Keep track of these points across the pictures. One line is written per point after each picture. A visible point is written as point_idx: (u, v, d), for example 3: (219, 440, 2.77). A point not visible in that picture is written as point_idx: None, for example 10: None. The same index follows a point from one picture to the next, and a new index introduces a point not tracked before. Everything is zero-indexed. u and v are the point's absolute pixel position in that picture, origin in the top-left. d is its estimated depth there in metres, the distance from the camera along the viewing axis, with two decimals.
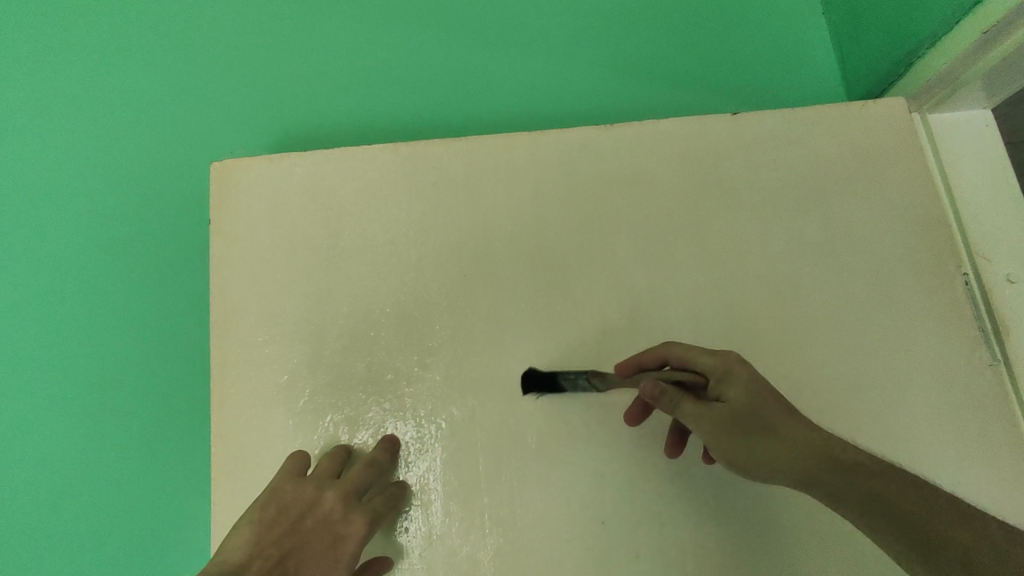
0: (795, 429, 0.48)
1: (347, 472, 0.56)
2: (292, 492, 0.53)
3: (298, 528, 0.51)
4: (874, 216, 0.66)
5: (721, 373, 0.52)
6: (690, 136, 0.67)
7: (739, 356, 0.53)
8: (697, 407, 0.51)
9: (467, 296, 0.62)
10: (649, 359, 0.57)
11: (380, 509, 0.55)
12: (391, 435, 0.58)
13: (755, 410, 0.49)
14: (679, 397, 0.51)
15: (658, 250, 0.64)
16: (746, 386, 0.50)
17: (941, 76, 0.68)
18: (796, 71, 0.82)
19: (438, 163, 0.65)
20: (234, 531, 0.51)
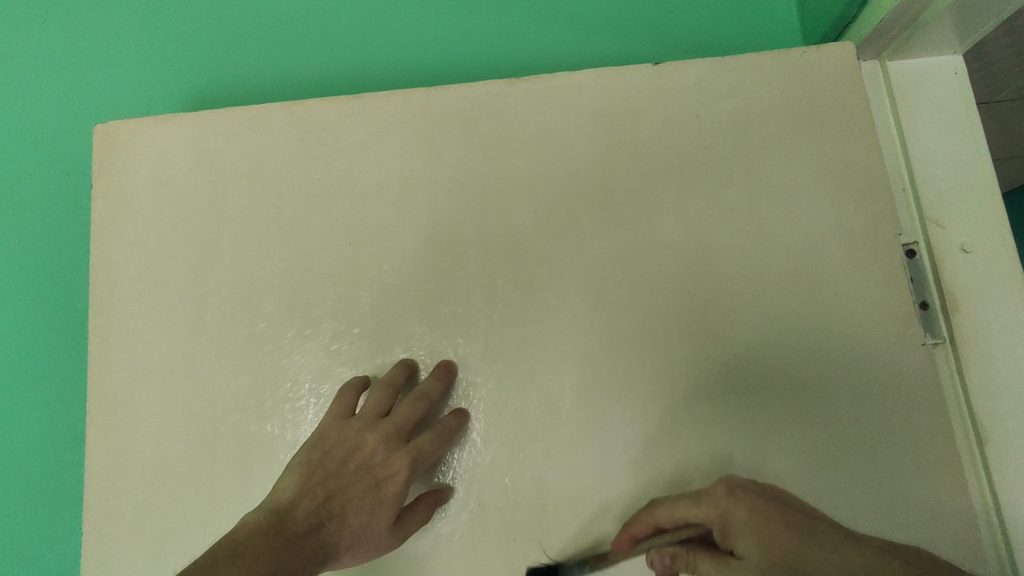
0: (832, 561, 0.43)
1: (395, 409, 0.54)
2: (337, 434, 0.52)
3: (342, 470, 0.50)
4: (806, 177, 0.60)
5: (719, 522, 0.48)
6: (603, 89, 0.60)
7: (727, 488, 0.50)
8: (715, 572, 0.46)
9: (351, 265, 0.58)
10: (640, 528, 0.53)
11: (427, 446, 0.53)
12: (446, 361, 0.57)
13: (775, 558, 0.44)
14: (694, 560, 0.48)
15: (562, 216, 0.59)
16: (754, 533, 0.46)
17: (893, 17, 0.60)
18: (751, 11, 0.72)
19: (325, 123, 0.61)
20: (285, 473, 0.51)
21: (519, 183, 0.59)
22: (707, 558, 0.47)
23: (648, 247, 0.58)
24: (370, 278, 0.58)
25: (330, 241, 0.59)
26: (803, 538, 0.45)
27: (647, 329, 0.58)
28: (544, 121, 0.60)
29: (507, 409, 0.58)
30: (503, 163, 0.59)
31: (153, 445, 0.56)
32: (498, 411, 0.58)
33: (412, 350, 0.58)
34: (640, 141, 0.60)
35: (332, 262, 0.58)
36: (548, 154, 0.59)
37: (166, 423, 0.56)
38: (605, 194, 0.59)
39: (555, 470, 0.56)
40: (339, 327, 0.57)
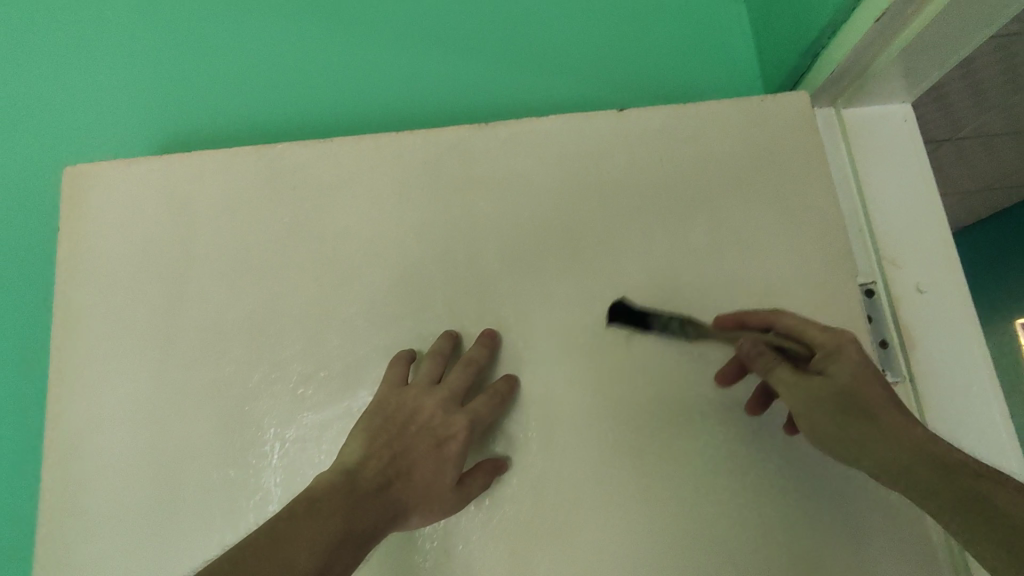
0: (895, 424, 0.47)
1: (447, 377, 0.55)
2: (396, 399, 0.53)
3: (405, 432, 0.51)
4: (766, 220, 0.62)
5: (827, 350, 0.51)
6: (568, 134, 0.62)
7: (852, 338, 0.51)
8: (792, 375, 0.50)
9: (319, 308, 0.58)
10: (755, 320, 0.57)
11: (482, 409, 0.54)
12: (487, 331, 0.58)
13: (856, 392, 0.48)
14: (776, 365, 0.52)
15: (529, 257, 0.60)
16: (850, 366, 0.49)
17: (844, 69, 0.63)
18: (712, 60, 0.75)
19: (296, 166, 0.61)
20: (348, 438, 0.52)
21: (488, 225, 0.60)
22: (788, 366, 0.51)
23: (615, 287, 0.59)
24: (337, 320, 0.58)
25: (297, 284, 0.59)
26: (890, 403, 0.48)
27: (614, 369, 0.58)
28: (512, 165, 0.61)
29: (475, 452, 0.57)
30: (472, 206, 0.60)
31: (111, 492, 0.55)
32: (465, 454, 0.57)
33: None
34: (606, 185, 0.61)
35: (299, 305, 0.58)
36: (517, 197, 0.61)
37: (126, 469, 0.55)
38: (573, 235, 0.60)
39: (523, 514, 0.56)
40: (305, 370, 0.57)
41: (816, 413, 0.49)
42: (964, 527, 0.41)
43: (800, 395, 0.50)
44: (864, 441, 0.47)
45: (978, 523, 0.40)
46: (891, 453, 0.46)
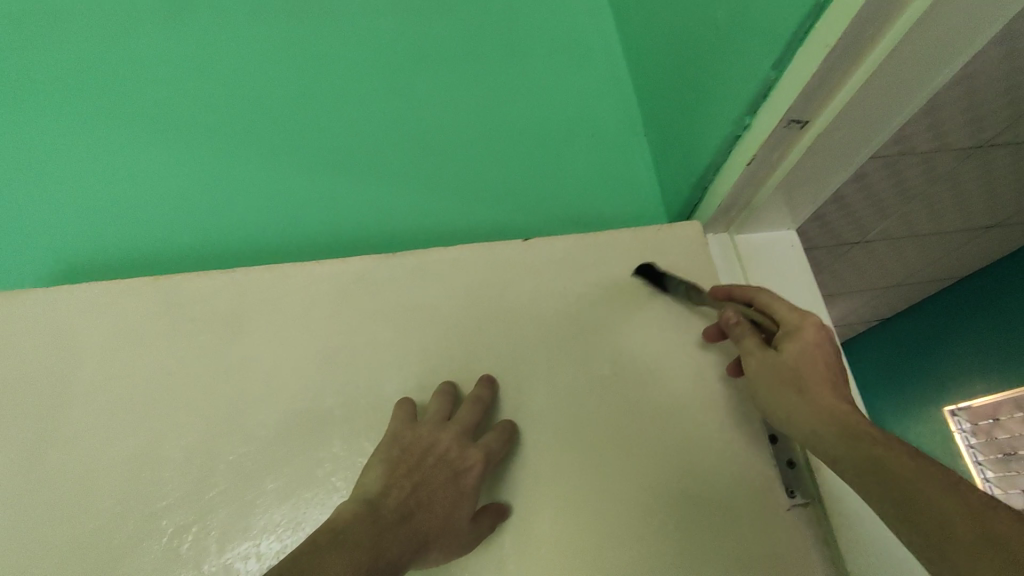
0: (824, 395, 0.48)
1: (456, 413, 0.55)
2: (411, 432, 0.53)
3: (423, 464, 0.51)
4: (668, 344, 0.63)
5: (788, 327, 0.53)
6: (475, 263, 0.64)
7: (820, 323, 0.53)
8: (749, 343, 0.55)
9: (208, 448, 0.54)
10: (740, 293, 0.59)
11: (494, 444, 0.54)
12: (488, 375, 0.59)
13: (801, 368, 0.50)
14: (744, 334, 0.55)
15: (434, 386, 0.59)
16: (805, 346, 0.51)
17: (728, 202, 0.69)
18: (618, 190, 0.81)
19: (196, 296, 0.60)
20: (365, 469, 0.51)
21: (394, 354, 0.59)
22: (752, 336, 0.55)
23: (523, 415, 0.58)
24: (224, 462, 0.54)
25: (183, 423, 0.55)
26: (827, 381, 0.49)
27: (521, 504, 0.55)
28: (421, 293, 0.62)
29: None
30: (378, 334, 0.60)
31: None
32: None
33: (263, 542, 0.52)
34: (514, 310, 0.62)
35: (183, 446, 0.54)
36: (425, 325, 0.61)
37: None
38: (481, 361, 0.60)
39: None
40: (182, 521, 0.52)
41: (759, 381, 0.53)
42: (862, 487, 0.42)
43: (754, 361, 0.54)
44: (790, 403, 0.49)
45: (871, 479, 0.41)
46: (807, 413, 0.48)
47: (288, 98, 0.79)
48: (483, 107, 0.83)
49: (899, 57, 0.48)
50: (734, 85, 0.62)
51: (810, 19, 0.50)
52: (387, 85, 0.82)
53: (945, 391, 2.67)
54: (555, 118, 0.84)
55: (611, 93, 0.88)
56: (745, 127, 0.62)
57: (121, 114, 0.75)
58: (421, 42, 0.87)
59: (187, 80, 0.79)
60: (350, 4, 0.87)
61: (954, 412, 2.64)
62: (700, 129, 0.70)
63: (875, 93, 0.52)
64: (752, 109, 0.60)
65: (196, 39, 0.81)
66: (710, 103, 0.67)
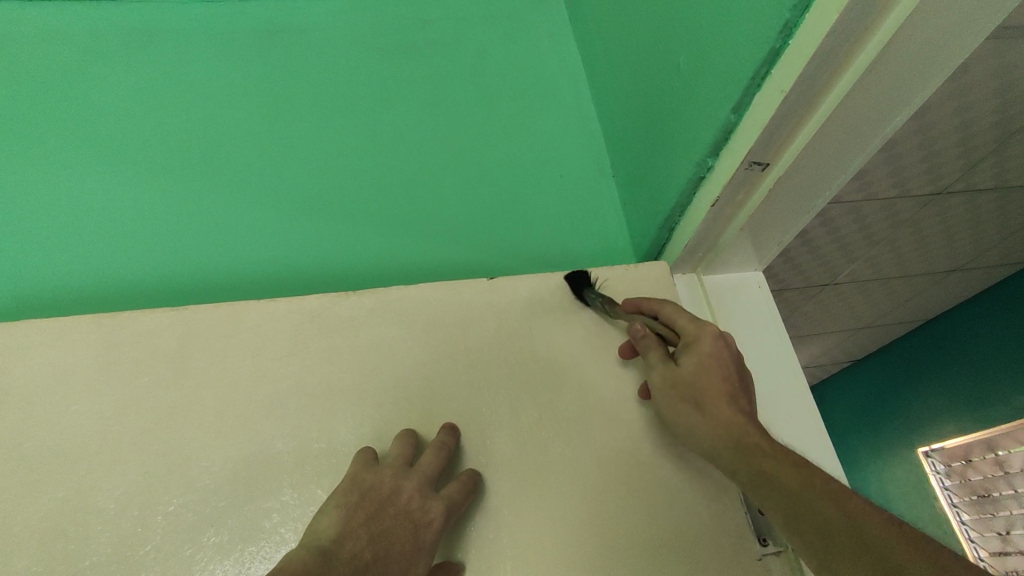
0: (719, 410, 0.50)
1: (419, 460, 0.53)
2: (372, 477, 0.50)
3: (382, 514, 0.48)
4: (635, 384, 0.62)
5: (686, 342, 0.55)
6: (437, 303, 0.63)
7: (716, 331, 0.54)
8: (654, 360, 0.57)
9: (145, 498, 0.51)
10: (647, 305, 0.61)
11: (456, 496, 0.51)
12: (451, 422, 0.56)
13: (698, 381, 0.52)
14: (648, 349, 0.57)
15: (392, 429, 0.56)
16: (695, 359, 0.53)
17: (694, 243, 0.69)
18: (586, 230, 0.81)
19: (142, 335, 0.57)
20: (319, 515, 0.47)
21: (351, 396, 0.57)
22: (657, 352, 0.57)
23: (485, 459, 0.56)
24: (160, 515, 0.50)
25: (118, 472, 0.51)
26: (725, 394, 0.51)
27: (481, 558, 0.52)
28: (381, 333, 0.60)
29: None
30: (335, 375, 0.57)
31: None
32: None
33: None
34: (477, 351, 0.61)
35: (116, 498, 0.50)
36: (384, 366, 0.59)
37: None
38: (441, 403, 0.58)
39: None
40: None
41: (661, 394, 0.55)
42: (759, 495, 0.46)
43: (657, 378, 0.56)
44: (688, 417, 0.52)
45: (765, 489, 0.46)
46: (705, 429, 0.51)
47: (256, 141, 0.80)
48: (452, 151, 0.84)
49: (852, 103, 0.49)
50: (696, 128, 0.63)
51: (765, 66, 0.51)
52: (355, 131, 0.83)
53: (918, 432, 2.69)
54: (524, 159, 0.85)
55: (579, 137, 0.89)
56: (707, 168, 0.62)
57: (84, 157, 0.75)
58: (392, 89, 0.88)
59: (156, 124, 0.79)
60: (323, 55, 0.90)
61: (927, 453, 2.65)
62: (665, 171, 0.71)
63: (831, 137, 0.53)
64: (714, 151, 0.60)
65: (166, 87, 0.82)
66: (673, 146, 0.68)
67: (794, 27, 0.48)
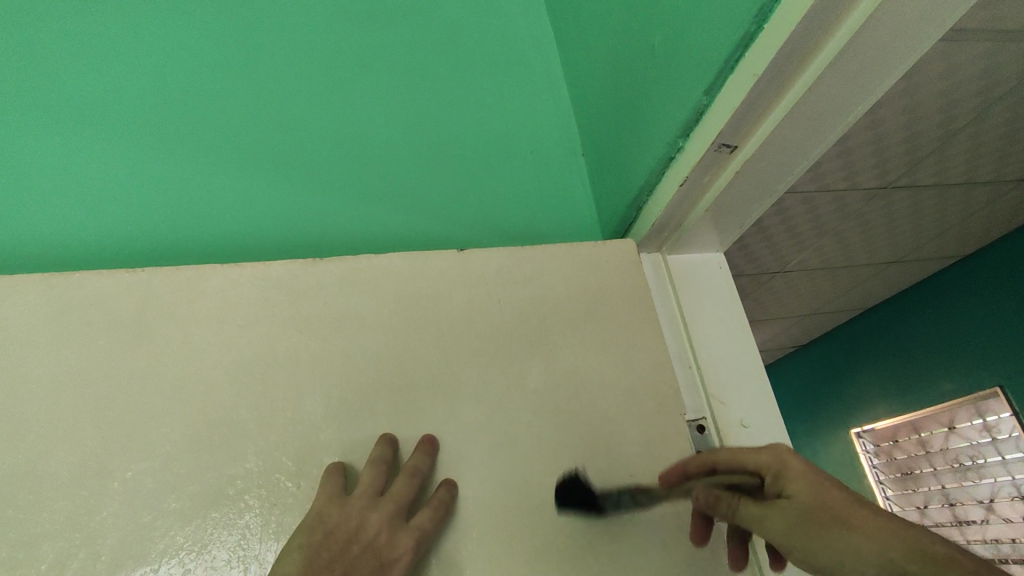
0: (867, 519, 0.45)
1: (390, 486, 0.52)
2: (338, 510, 0.48)
3: (348, 552, 0.46)
4: (599, 356, 0.64)
5: (772, 467, 0.51)
6: (408, 274, 0.62)
7: (790, 449, 0.52)
8: (757, 510, 0.49)
9: (100, 465, 0.49)
10: (696, 466, 0.54)
11: (427, 525, 0.50)
12: (430, 436, 0.55)
13: (820, 503, 0.47)
14: (736, 503, 0.51)
15: (359, 398, 0.56)
16: (805, 479, 0.49)
17: (661, 222, 0.71)
18: (555, 207, 0.81)
19: (96, 298, 0.54)
20: (281, 557, 0.46)
21: (317, 364, 0.56)
22: (748, 501, 0.51)
23: (452, 429, 0.57)
24: (118, 481, 0.49)
25: (71, 438, 0.49)
26: (851, 501, 0.47)
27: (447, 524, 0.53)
28: (349, 302, 0.59)
29: None
30: (301, 344, 0.57)
31: None
32: None
33: (163, 567, 0.47)
34: (446, 322, 0.61)
35: (68, 465, 0.48)
36: (352, 334, 0.58)
37: None
38: (409, 374, 0.58)
39: None
40: (64, 548, 0.46)
41: (786, 542, 0.47)
42: None
43: (774, 525, 0.48)
44: (839, 546, 0.45)
45: None
46: (867, 552, 0.44)
47: (217, 102, 0.76)
48: (424, 123, 0.83)
49: (820, 91, 0.52)
50: (668, 110, 0.64)
51: (739, 49, 0.52)
52: (324, 96, 0.81)
53: (853, 414, 2.86)
54: (495, 134, 0.85)
55: (550, 113, 0.90)
56: (678, 149, 0.64)
57: (25, 104, 0.70)
58: (360, 56, 0.86)
59: (106, 75, 0.74)
60: (289, 14, 0.86)
61: (860, 433, 2.83)
62: (635, 150, 0.72)
63: (799, 122, 0.55)
64: (685, 132, 0.62)
65: (120, 36, 0.77)
66: (645, 126, 0.69)
67: (768, 12, 0.49)
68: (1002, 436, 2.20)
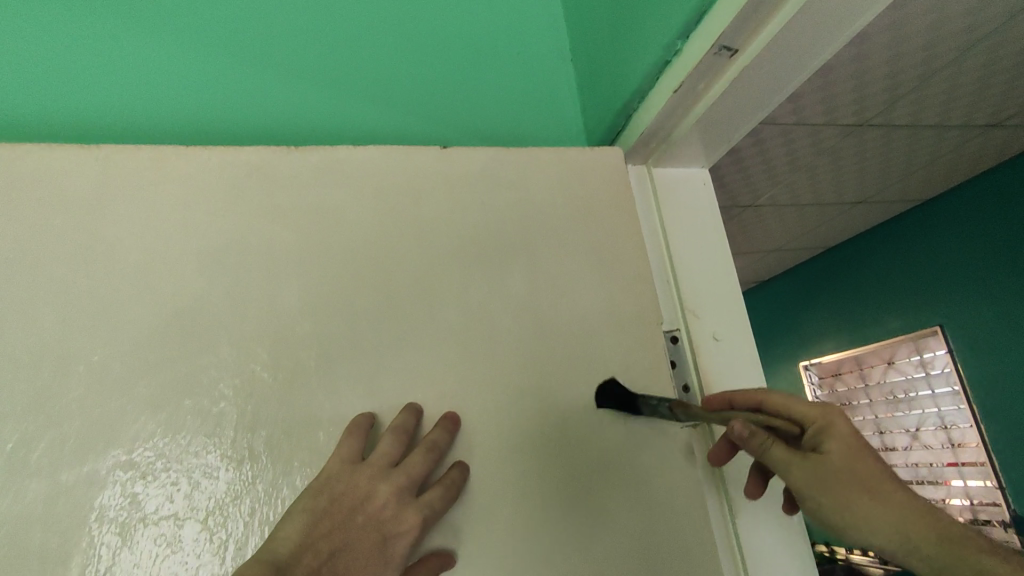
0: (890, 490, 0.45)
1: (406, 459, 0.51)
2: (347, 479, 0.47)
3: (351, 522, 0.46)
4: (582, 263, 0.63)
5: (818, 423, 0.49)
6: (388, 170, 0.59)
7: (841, 414, 0.49)
8: (788, 457, 0.47)
9: (64, 347, 0.47)
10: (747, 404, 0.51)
11: (437, 505, 0.49)
12: (452, 414, 0.54)
13: (855, 468, 0.46)
14: (769, 443, 0.48)
15: (336, 294, 0.54)
16: (845, 440, 0.47)
17: (651, 132, 0.69)
18: (541, 111, 0.78)
19: (50, 174, 0.50)
20: (285, 518, 0.45)
21: (291, 255, 0.54)
22: (776, 445, 0.48)
23: (431, 328, 0.56)
24: (84, 364, 0.47)
25: (31, 318, 0.47)
26: (887, 470, 0.46)
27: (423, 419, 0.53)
28: (326, 194, 0.57)
29: (253, 511, 0.47)
30: (274, 233, 0.54)
31: None
32: (239, 512, 0.47)
33: (136, 450, 0.46)
34: (427, 221, 0.59)
35: (29, 346, 0.46)
36: (328, 228, 0.56)
37: None
38: (388, 272, 0.56)
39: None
40: (29, 429, 0.45)
41: (809, 494, 0.46)
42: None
43: (801, 475, 0.46)
44: (854, 516, 0.45)
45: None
46: (892, 523, 0.44)
47: None
48: (404, 12, 0.77)
49: None
50: (668, 7, 0.60)
51: None
52: None
53: (805, 346, 3.01)
54: (481, 28, 0.80)
55: (540, 10, 0.84)
56: (675, 52, 0.61)
57: None
58: None
59: None
60: None
61: (807, 366, 3.03)
62: (629, 53, 0.68)
63: (802, 27, 0.53)
64: (684, 33, 0.59)
65: None
66: (641, 26, 0.66)
67: None
68: (936, 371, 2.33)
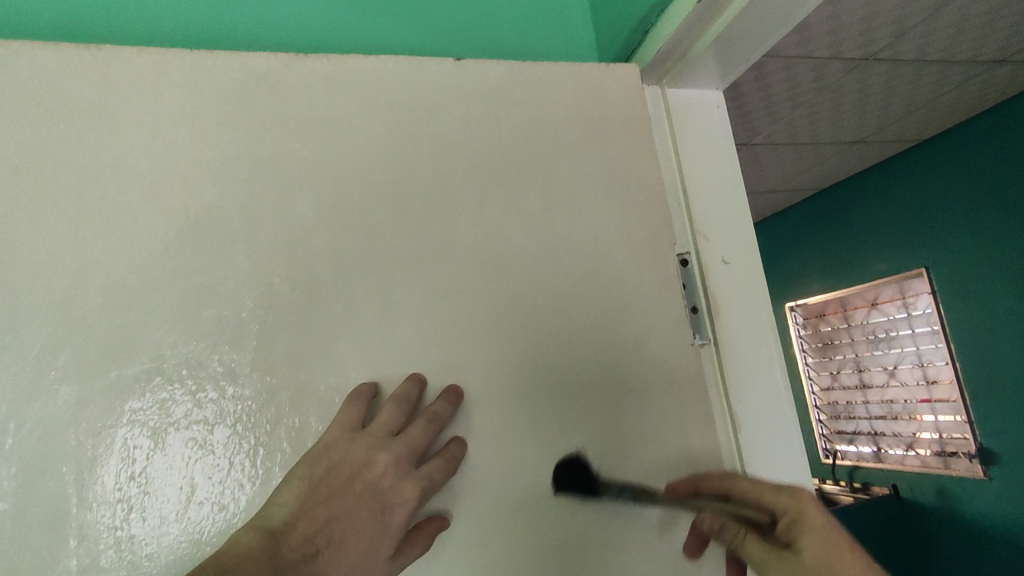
0: None
1: (407, 428, 0.51)
2: (346, 448, 0.48)
3: (347, 491, 0.47)
4: (595, 183, 0.62)
5: (793, 516, 0.49)
6: (399, 81, 0.57)
7: (821, 510, 0.49)
8: (764, 557, 0.49)
9: (79, 253, 0.46)
10: (708, 487, 0.54)
11: (435, 477, 0.49)
12: (455, 386, 0.53)
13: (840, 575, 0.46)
14: (743, 539, 0.51)
15: (350, 210, 0.53)
16: (819, 539, 0.48)
17: (668, 49, 0.66)
18: (553, 26, 0.75)
19: (51, 74, 0.48)
20: (283, 481, 0.47)
21: (303, 169, 0.53)
22: (755, 539, 0.50)
23: (446, 246, 0.56)
24: (101, 272, 0.46)
25: (43, 223, 0.46)
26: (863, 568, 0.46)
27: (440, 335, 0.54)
28: (337, 105, 0.55)
29: (275, 422, 0.48)
30: (285, 145, 0.53)
31: None
32: (261, 422, 0.48)
33: (160, 358, 0.46)
34: (440, 136, 0.58)
35: (44, 252, 0.45)
36: (339, 141, 0.54)
37: None
38: (402, 188, 0.55)
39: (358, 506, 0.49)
40: (50, 337, 0.44)
41: None
42: None
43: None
44: None
45: None
46: None
47: None
48: None
49: None
50: None
51: None
52: None
53: (794, 287, 3.06)
54: None
55: None
56: None
57: None
58: None
59: None
60: None
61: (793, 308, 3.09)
62: None
63: None
64: None
65: None
66: None
67: None
68: (917, 313, 2.39)
